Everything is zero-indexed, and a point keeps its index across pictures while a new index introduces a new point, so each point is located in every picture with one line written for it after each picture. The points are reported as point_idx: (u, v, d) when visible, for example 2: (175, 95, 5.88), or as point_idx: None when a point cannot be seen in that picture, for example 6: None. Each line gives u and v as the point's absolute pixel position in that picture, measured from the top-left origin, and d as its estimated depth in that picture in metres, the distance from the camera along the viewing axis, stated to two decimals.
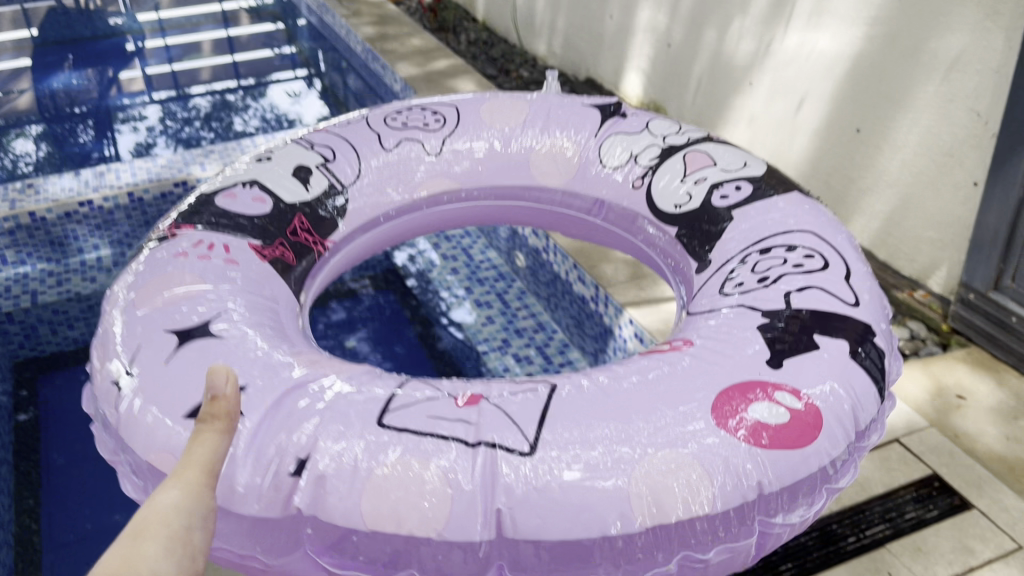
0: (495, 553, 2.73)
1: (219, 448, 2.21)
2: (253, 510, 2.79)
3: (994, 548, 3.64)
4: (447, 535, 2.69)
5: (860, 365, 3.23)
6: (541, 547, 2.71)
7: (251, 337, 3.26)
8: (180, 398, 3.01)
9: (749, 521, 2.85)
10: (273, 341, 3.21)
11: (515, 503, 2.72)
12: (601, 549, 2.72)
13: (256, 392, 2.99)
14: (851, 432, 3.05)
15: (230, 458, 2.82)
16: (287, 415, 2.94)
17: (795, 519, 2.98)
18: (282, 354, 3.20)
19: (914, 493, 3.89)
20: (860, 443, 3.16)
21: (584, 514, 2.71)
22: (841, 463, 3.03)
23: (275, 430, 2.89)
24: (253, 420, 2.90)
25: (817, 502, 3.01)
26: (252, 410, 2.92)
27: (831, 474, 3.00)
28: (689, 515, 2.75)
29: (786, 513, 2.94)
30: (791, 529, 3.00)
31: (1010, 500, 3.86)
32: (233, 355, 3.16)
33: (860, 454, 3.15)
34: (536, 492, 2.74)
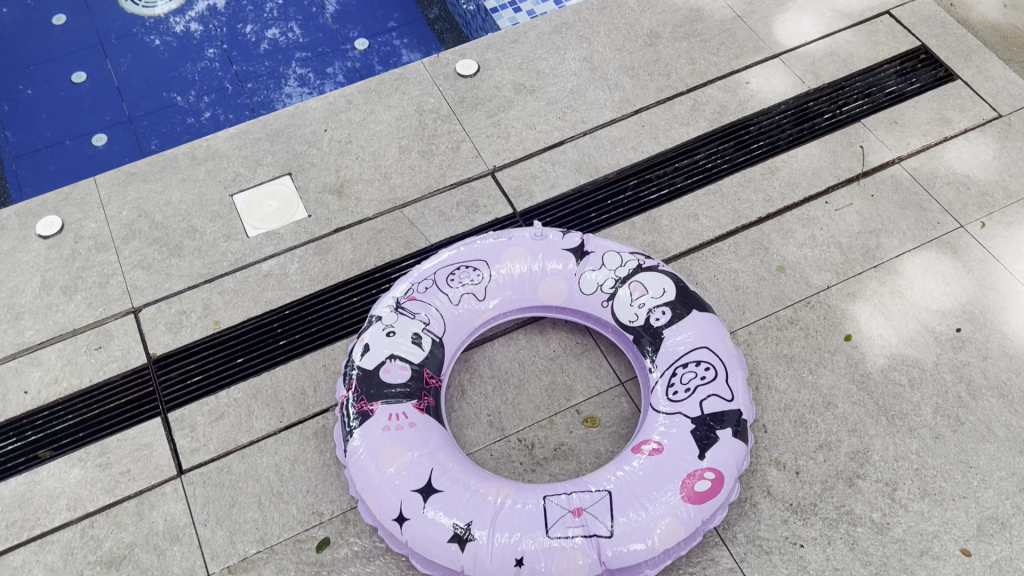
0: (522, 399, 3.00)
1: (381, 493, 2.54)
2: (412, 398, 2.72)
3: (973, 118, 3.58)
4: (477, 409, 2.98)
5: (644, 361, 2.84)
6: (543, 401, 2.99)
7: (394, 345, 2.81)
8: (340, 433, 2.77)
9: (645, 416, 2.71)
10: (400, 339, 2.83)
11: (498, 415, 2.97)
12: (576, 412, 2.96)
13: (390, 378, 2.74)
14: (667, 387, 2.70)
15: (365, 419, 2.68)
16: (411, 361, 2.79)
17: (679, 405, 2.64)
18: (407, 354, 2.80)
19: (897, 66, 3.77)
20: (693, 360, 2.72)
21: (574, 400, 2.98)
22: (705, 395, 2.64)
23: (373, 378, 2.75)
24: (390, 385, 2.73)
25: (708, 403, 2.63)
26: (392, 381, 2.73)
27: (702, 395, 2.64)
28: (612, 437, 2.89)
29: (671, 415, 2.63)
30: (693, 355, 2.73)
31: (996, 70, 3.74)
32: (336, 433, 2.77)
33: (703, 363, 2.71)
34: (505, 385, 3.03)
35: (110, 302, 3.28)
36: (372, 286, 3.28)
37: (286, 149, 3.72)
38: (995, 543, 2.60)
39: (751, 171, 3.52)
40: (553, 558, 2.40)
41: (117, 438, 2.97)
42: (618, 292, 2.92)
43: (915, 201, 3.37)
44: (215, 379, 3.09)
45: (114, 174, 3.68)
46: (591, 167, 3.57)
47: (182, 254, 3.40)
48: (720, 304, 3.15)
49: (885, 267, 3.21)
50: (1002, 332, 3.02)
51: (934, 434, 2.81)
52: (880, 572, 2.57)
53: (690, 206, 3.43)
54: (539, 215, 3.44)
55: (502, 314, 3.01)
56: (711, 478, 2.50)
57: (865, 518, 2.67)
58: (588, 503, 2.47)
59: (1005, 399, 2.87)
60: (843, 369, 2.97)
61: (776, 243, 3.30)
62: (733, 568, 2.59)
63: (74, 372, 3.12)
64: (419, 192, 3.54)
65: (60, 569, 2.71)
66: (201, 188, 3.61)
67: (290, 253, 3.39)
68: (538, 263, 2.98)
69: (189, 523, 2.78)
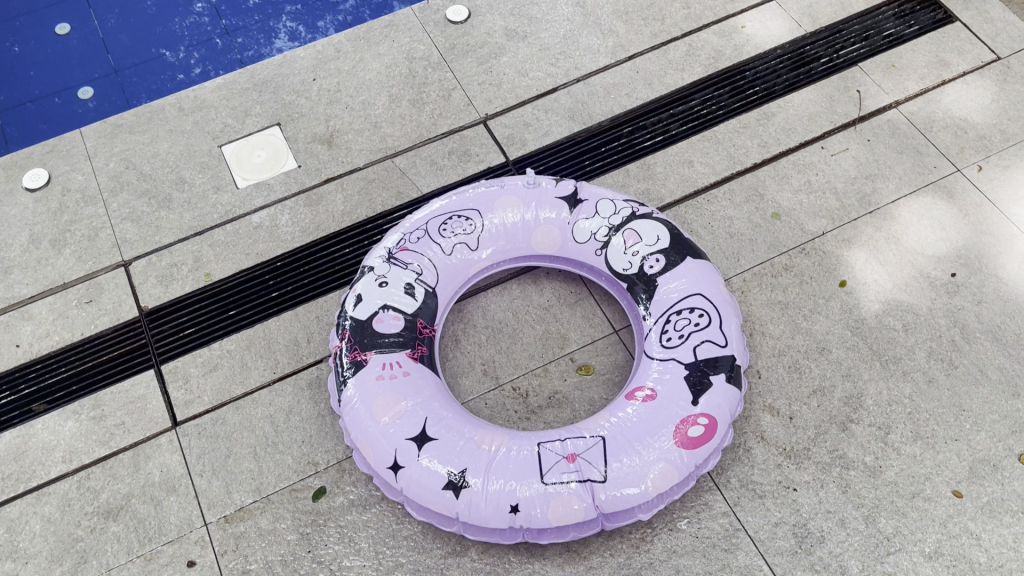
0: (516, 348, 2.99)
1: (376, 441, 2.55)
2: (406, 348, 2.70)
3: (972, 61, 3.55)
4: (471, 358, 2.98)
5: (638, 309, 2.82)
6: (536, 349, 2.98)
7: (387, 295, 2.79)
8: (334, 383, 2.76)
9: (640, 362, 2.70)
10: (393, 289, 2.80)
11: (492, 364, 2.96)
12: (570, 360, 2.95)
13: (384, 329, 2.72)
14: (661, 334, 2.69)
15: (359, 369, 2.66)
16: (404, 311, 2.77)
17: (674, 352, 2.63)
18: (401, 303, 2.78)
19: (896, 9, 3.72)
20: (687, 307, 2.71)
21: (568, 348, 2.98)
22: (700, 342, 2.63)
23: (366, 328, 2.73)
24: (384, 335, 2.71)
25: (703, 350, 2.62)
26: (386, 331, 2.72)
27: (696, 342, 2.63)
28: (606, 384, 2.89)
29: (666, 361, 2.63)
30: (687, 301, 2.71)
31: (996, 12, 3.70)
32: (330, 383, 2.77)
33: (698, 310, 2.69)
34: (499, 334, 3.03)
35: (100, 256, 3.25)
36: (363, 238, 3.25)
37: (274, 99, 3.66)
38: (986, 485, 2.62)
39: (747, 117, 3.48)
40: (547, 503, 2.42)
41: (111, 391, 2.97)
42: (612, 240, 2.89)
43: (912, 145, 3.34)
44: (208, 331, 3.08)
45: (101, 126, 3.62)
46: (584, 115, 3.52)
47: (172, 207, 3.37)
48: (715, 251, 3.13)
49: (881, 212, 3.19)
50: (997, 276, 3.01)
51: (928, 378, 2.82)
52: (872, 514, 2.59)
53: (684, 153, 3.39)
54: (532, 163, 3.40)
55: (496, 264, 2.99)
56: (705, 424, 2.51)
57: (857, 462, 2.68)
58: (582, 449, 2.47)
59: (999, 343, 2.87)
60: (838, 315, 2.97)
61: (771, 190, 3.27)
62: (726, 512, 2.61)
63: (66, 325, 3.10)
64: (411, 141, 3.49)
65: (57, 520, 2.73)
66: (188, 139, 3.56)
67: (281, 204, 3.35)
68: (531, 212, 2.94)
69: (185, 474, 2.79)
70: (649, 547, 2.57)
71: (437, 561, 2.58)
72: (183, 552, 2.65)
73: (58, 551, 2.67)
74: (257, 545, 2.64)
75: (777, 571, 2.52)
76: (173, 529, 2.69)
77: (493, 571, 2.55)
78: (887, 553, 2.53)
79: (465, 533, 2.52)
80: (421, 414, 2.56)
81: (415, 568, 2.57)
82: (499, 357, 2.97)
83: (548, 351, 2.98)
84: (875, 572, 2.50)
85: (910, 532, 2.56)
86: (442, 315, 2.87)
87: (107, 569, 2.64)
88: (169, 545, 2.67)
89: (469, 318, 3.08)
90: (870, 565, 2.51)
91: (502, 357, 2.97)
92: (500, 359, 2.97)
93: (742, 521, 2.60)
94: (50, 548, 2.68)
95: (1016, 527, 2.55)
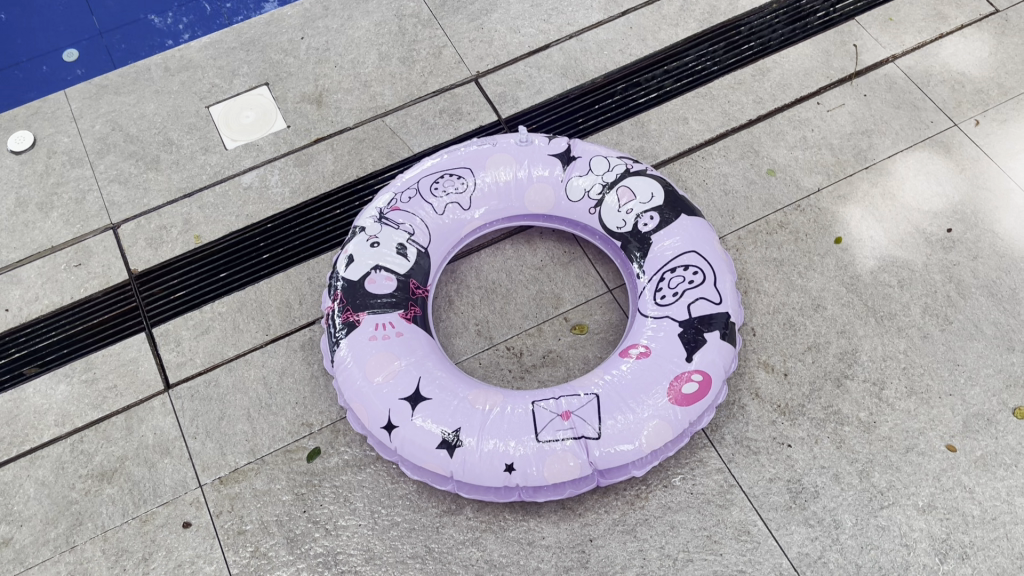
0: (510, 308, 2.97)
1: (370, 402, 2.54)
2: (399, 309, 2.68)
3: (970, 14, 3.50)
4: (465, 319, 2.96)
5: (632, 267, 2.80)
6: (531, 309, 2.96)
7: (379, 255, 2.76)
8: (326, 345, 2.74)
9: (634, 321, 2.68)
10: (385, 249, 2.77)
11: (485, 324, 2.94)
12: (565, 320, 2.94)
13: (376, 289, 2.69)
14: (656, 292, 2.67)
15: (351, 330, 2.64)
16: (397, 271, 2.74)
17: (668, 309, 2.62)
18: (393, 263, 2.75)
19: None
20: (681, 265, 2.68)
21: (562, 308, 2.96)
22: (695, 299, 2.61)
23: (358, 289, 2.70)
24: (376, 295, 2.68)
25: (697, 307, 2.60)
26: (378, 292, 2.69)
27: (690, 300, 2.61)
28: (600, 343, 2.88)
29: (660, 319, 2.61)
30: (682, 259, 2.69)
31: None
32: (322, 344, 2.75)
33: (692, 267, 2.67)
34: (493, 295, 3.01)
35: (87, 219, 3.21)
36: (354, 198, 3.21)
37: (261, 58, 3.60)
38: (980, 439, 2.63)
39: (742, 73, 3.43)
40: (542, 461, 2.41)
41: (102, 354, 2.95)
42: (606, 198, 2.86)
43: (909, 100, 3.30)
44: (199, 294, 3.05)
45: (85, 88, 3.57)
46: (577, 72, 3.47)
47: (160, 168, 3.32)
48: (710, 208, 3.10)
49: (877, 168, 3.16)
50: (993, 231, 2.99)
51: (923, 333, 2.81)
52: (866, 469, 2.60)
53: (679, 110, 3.34)
54: (524, 121, 3.36)
55: (488, 223, 2.95)
56: (699, 380, 2.50)
57: (852, 417, 2.68)
58: (576, 406, 2.47)
59: (995, 298, 2.86)
60: (833, 272, 2.95)
61: (766, 146, 3.24)
62: (721, 468, 2.62)
63: (55, 289, 3.07)
64: (401, 100, 3.44)
65: (52, 483, 2.72)
66: (175, 100, 3.50)
67: (270, 165, 3.30)
68: (524, 170, 2.90)
69: (179, 437, 2.78)
70: (644, 504, 2.57)
71: (433, 519, 2.58)
72: (179, 513, 2.65)
73: (53, 513, 2.67)
74: (252, 506, 2.64)
75: (771, 526, 2.53)
76: (168, 491, 2.69)
77: (488, 528, 2.55)
78: (881, 507, 2.54)
79: (460, 492, 2.53)
80: (414, 374, 2.54)
81: (411, 526, 2.57)
82: (493, 318, 2.95)
83: (542, 310, 2.96)
84: (868, 526, 2.51)
85: (904, 486, 2.56)
86: (434, 275, 2.84)
87: (103, 530, 2.64)
88: (164, 506, 2.67)
89: (462, 279, 3.05)
90: (864, 518, 2.53)
91: (496, 317, 2.95)
92: (494, 320, 2.95)
93: (736, 477, 2.60)
94: (45, 510, 2.68)
95: (1009, 480, 2.56)
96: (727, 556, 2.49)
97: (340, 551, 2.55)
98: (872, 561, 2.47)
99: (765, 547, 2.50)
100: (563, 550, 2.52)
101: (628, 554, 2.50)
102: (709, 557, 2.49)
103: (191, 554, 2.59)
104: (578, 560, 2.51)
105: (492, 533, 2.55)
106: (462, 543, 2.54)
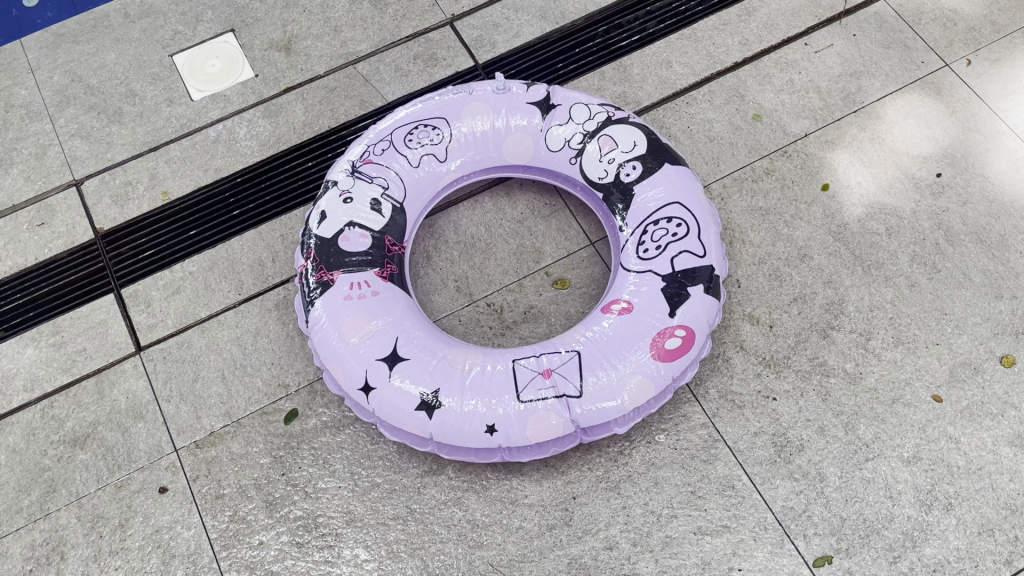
0: (489, 264, 2.89)
1: (347, 364, 2.47)
2: (374, 267, 2.59)
3: None
4: (444, 277, 2.88)
5: (614, 220, 2.71)
6: (511, 265, 2.89)
7: (352, 212, 2.66)
8: (300, 305, 2.66)
9: (618, 275, 2.61)
10: (359, 205, 2.67)
11: (464, 281, 2.87)
12: (545, 275, 2.86)
13: (350, 247, 2.60)
14: (638, 246, 2.59)
15: (326, 290, 2.55)
16: (371, 228, 2.64)
17: (652, 263, 2.54)
18: (367, 220, 2.65)
19: None
20: (665, 217, 2.60)
21: (543, 263, 2.88)
22: (679, 253, 2.54)
23: (331, 247, 2.60)
24: (350, 254, 2.59)
25: (681, 261, 2.53)
26: (352, 250, 2.60)
27: (674, 253, 2.54)
28: (582, 298, 2.81)
29: (643, 274, 2.54)
30: (666, 211, 2.61)
31: None
32: (297, 304, 2.66)
33: (676, 219, 2.59)
34: (472, 249, 2.93)
35: (49, 175, 3.09)
36: (327, 150, 3.09)
37: (226, 3, 3.43)
38: (967, 388, 2.60)
39: (728, 14, 3.30)
40: (523, 420, 2.37)
41: (70, 317, 2.86)
42: (587, 147, 2.76)
43: (899, 39, 3.20)
44: (168, 252, 2.95)
45: (41, 36, 3.40)
46: (556, 14, 3.33)
47: (123, 122, 3.19)
48: (694, 156, 3.01)
49: (866, 111, 3.07)
50: (983, 175, 2.92)
51: (910, 282, 2.76)
52: (852, 422, 2.57)
53: (662, 52, 3.22)
54: (502, 68, 3.23)
55: (465, 175, 2.85)
56: (682, 335, 2.44)
57: (838, 368, 2.65)
58: (558, 364, 2.41)
59: (984, 245, 2.80)
60: (820, 221, 2.88)
61: (752, 90, 3.13)
62: (705, 423, 2.58)
63: (18, 249, 2.97)
64: (373, 45, 3.29)
65: (22, 450, 2.66)
66: (137, 48, 3.35)
67: (238, 116, 3.17)
68: (501, 119, 2.79)
69: (152, 401, 2.71)
70: (628, 460, 2.54)
71: (414, 480, 2.54)
72: (154, 479, 2.60)
73: (26, 480, 2.62)
74: (230, 470, 2.59)
75: (756, 480, 2.50)
76: (142, 456, 2.63)
77: (471, 488, 2.52)
78: (866, 459, 2.52)
79: (441, 452, 2.48)
80: (391, 336, 2.47)
81: (392, 488, 2.53)
82: (472, 274, 2.88)
83: (523, 265, 2.88)
84: (853, 479, 2.49)
85: (889, 437, 2.54)
86: (411, 231, 2.75)
87: (78, 497, 2.59)
88: (140, 471, 2.61)
89: (441, 234, 2.96)
90: (849, 471, 2.50)
91: (476, 273, 2.88)
92: (473, 276, 2.87)
93: (720, 431, 2.57)
94: (17, 478, 2.63)
95: (995, 430, 2.54)
96: (711, 511, 2.47)
97: (320, 513, 2.51)
98: (857, 513, 2.45)
99: (749, 502, 2.47)
100: (546, 508, 2.49)
101: (611, 511, 2.48)
102: (693, 513, 2.47)
103: (168, 520, 2.54)
104: (561, 518, 2.48)
105: (474, 493, 2.51)
106: (444, 503, 2.50)
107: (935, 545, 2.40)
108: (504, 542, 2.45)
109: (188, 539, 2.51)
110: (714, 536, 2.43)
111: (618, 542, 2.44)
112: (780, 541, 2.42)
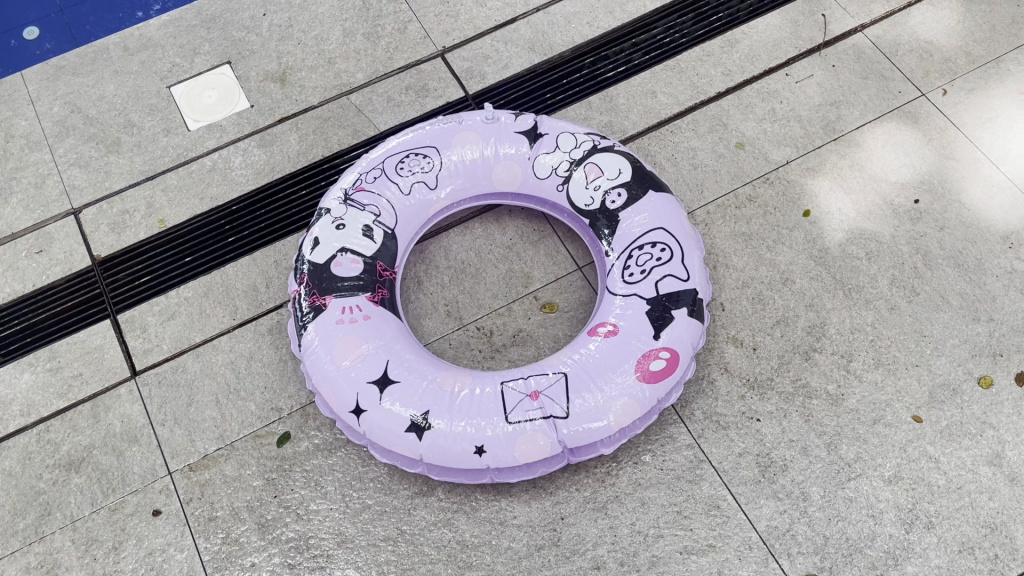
0: (479, 289, 2.96)
1: (339, 388, 2.51)
2: (366, 292, 2.65)
3: None
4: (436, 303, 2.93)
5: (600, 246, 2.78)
6: (499, 289, 2.95)
7: (345, 238, 2.72)
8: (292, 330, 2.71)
9: (604, 298, 2.68)
10: (351, 231, 2.73)
11: (454, 305, 2.92)
12: (534, 299, 2.92)
13: (343, 272, 2.66)
14: (624, 271, 2.66)
15: (318, 315, 2.61)
16: (363, 253, 2.70)
17: (637, 288, 2.60)
18: (359, 247, 2.71)
19: None
20: (649, 243, 2.67)
21: (531, 287, 2.95)
22: (664, 278, 2.60)
23: (324, 272, 2.66)
24: (342, 279, 2.65)
25: (666, 285, 2.59)
26: (344, 276, 2.66)
27: (659, 278, 2.60)
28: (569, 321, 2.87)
29: (629, 298, 2.60)
30: (651, 236, 2.68)
31: None
32: (290, 329, 2.71)
33: (660, 245, 2.66)
34: (462, 274, 2.99)
35: (48, 204, 3.15)
36: (320, 178, 3.17)
37: (222, 37, 3.52)
38: (946, 409, 2.65)
39: (710, 45, 3.40)
40: (512, 441, 2.41)
41: (68, 342, 2.91)
42: (574, 175, 2.83)
43: (876, 70, 3.29)
44: (164, 279, 3.01)
45: (41, 69, 3.49)
46: (544, 46, 3.42)
47: (121, 152, 3.26)
48: (678, 183, 3.08)
49: (846, 139, 3.16)
50: (960, 202, 3.00)
51: (890, 305, 2.82)
52: (834, 442, 2.62)
53: (647, 83, 3.31)
54: (493, 98, 3.31)
55: (455, 202, 2.92)
56: (666, 357, 2.50)
57: (820, 390, 2.70)
58: (545, 385, 2.46)
59: (960, 269, 2.87)
60: (801, 246, 2.95)
61: (735, 119, 3.22)
62: (690, 444, 2.63)
63: (16, 277, 3.02)
64: (367, 76, 3.38)
65: (19, 474, 2.70)
66: (135, 80, 3.43)
67: (234, 145, 3.25)
68: (490, 148, 2.87)
69: (147, 424, 2.76)
70: (614, 481, 2.58)
71: (405, 501, 2.58)
72: (149, 501, 2.64)
73: (22, 504, 2.65)
74: (222, 493, 2.63)
75: (741, 499, 2.55)
76: (136, 480, 2.67)
77: (461, 509, 2.56)
78: (848, 479, 2.56)
79: (431, 474, 2.52)
80: (383, 361, 2.52)
81: (383, 509, 2.57)
82: (463, 299, 2.93)
83: (512, 289, 2.95)
84: (836, 498, 2.54)
85: (870, 457, 2.59)
86: (402, 255, 2.81)
87: (72, 520, 2.62)
88: (134, 494, 2.65)
89: (432, 259, 3.03)
90: (832, 490, 2.55)
91: (466, 298, 2.93)
92: (463, 302, 2.93)
93: (706, 452, 2.62)
94: (13, 501, 2.66)
95: (974, 449, 2.59)
96: (697, 530, 2.51)
97: (312, 535, 2.55)
98: (840, 532, 2.50)
99: (734, 521, 2.52)
100: (534, 529, 2.53)
101: (599, 531, 2.52)
102: (680, 532, 2.50)
103: (161, 542, 2.58)
104: (550, 538, 2.51)
105: (463, 514, 2.55)
106: (433, 524, 2.54)
107: (917, 563, 2.44)
108: (493, 562, 2.49)
109: (181, 561, 2.55)
110: (700, 555, 2.47)
111: (606, 562, 2.48)
112: (764, 560, 2.46)
